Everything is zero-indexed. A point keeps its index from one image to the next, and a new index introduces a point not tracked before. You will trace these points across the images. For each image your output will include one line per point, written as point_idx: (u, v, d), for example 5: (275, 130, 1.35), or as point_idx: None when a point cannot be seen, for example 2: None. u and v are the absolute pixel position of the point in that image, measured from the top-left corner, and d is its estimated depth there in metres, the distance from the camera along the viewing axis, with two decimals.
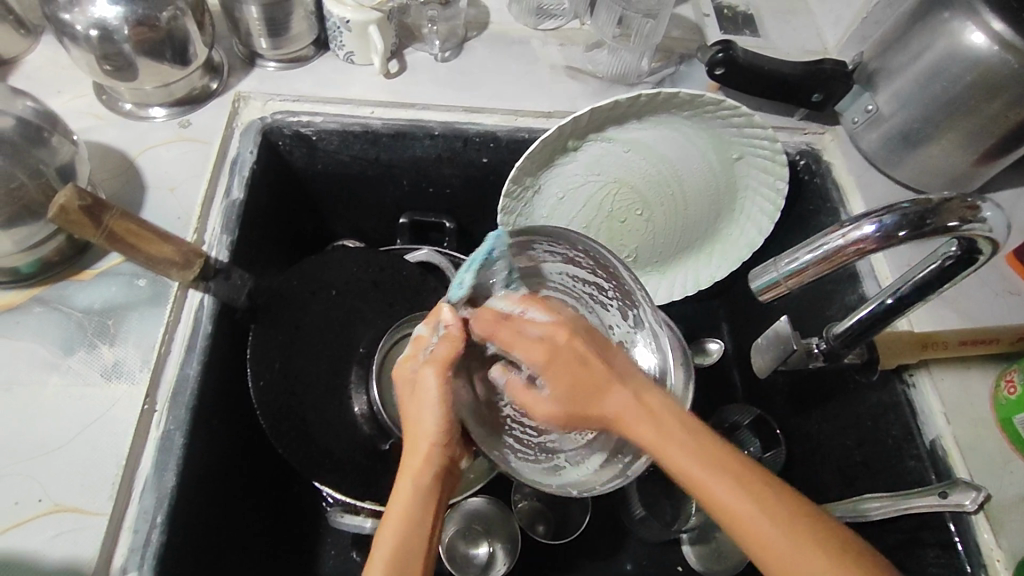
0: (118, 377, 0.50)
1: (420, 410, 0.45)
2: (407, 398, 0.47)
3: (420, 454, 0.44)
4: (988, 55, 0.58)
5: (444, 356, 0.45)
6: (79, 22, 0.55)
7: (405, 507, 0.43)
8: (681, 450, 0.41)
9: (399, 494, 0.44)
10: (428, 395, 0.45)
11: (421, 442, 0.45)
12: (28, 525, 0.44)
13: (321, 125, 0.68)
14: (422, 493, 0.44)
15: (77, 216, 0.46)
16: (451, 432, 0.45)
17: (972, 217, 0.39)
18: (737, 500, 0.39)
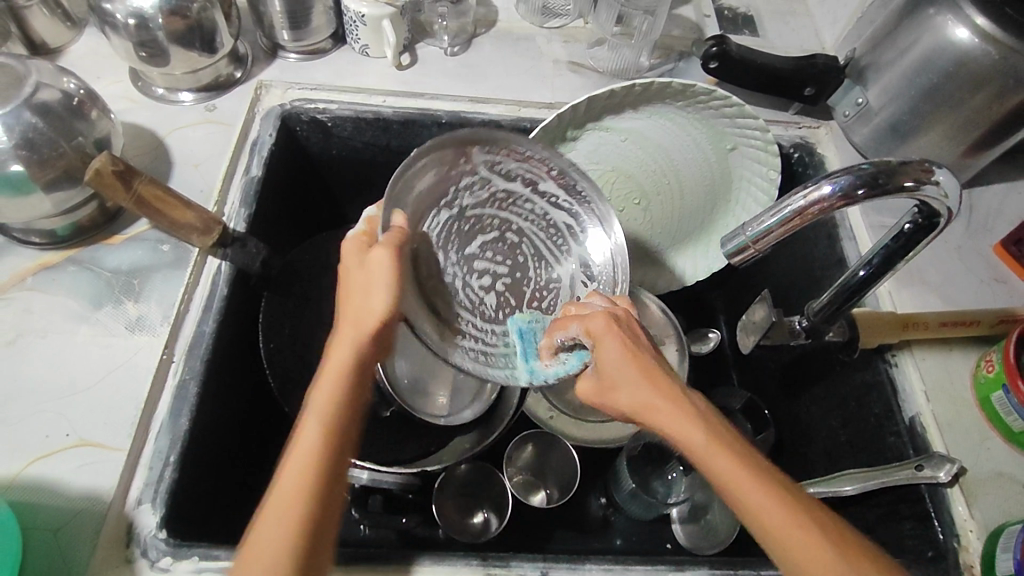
0: (141, 329, 0.55)
1: (354, 286, 0.44)
2: (354, 281, 0.44)
3: (351, 327, 0.43)
4: (970, 48, 0.60)
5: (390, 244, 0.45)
6: (119, 11, 0.60)
7: (331, 385, 0.40)
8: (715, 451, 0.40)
9: (332, 369, 0.41)
10: (374, 273, 0.44)
11: (369, 315, 0.43)
12: (56, 455, 0.48)
13: (336, 112, 0.72)
14: (344, 373, 0.41)
15: (110, 179, 0.52)
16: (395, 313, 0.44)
17: (927, 178, 0.43)
18: (743, 481, 0.39)
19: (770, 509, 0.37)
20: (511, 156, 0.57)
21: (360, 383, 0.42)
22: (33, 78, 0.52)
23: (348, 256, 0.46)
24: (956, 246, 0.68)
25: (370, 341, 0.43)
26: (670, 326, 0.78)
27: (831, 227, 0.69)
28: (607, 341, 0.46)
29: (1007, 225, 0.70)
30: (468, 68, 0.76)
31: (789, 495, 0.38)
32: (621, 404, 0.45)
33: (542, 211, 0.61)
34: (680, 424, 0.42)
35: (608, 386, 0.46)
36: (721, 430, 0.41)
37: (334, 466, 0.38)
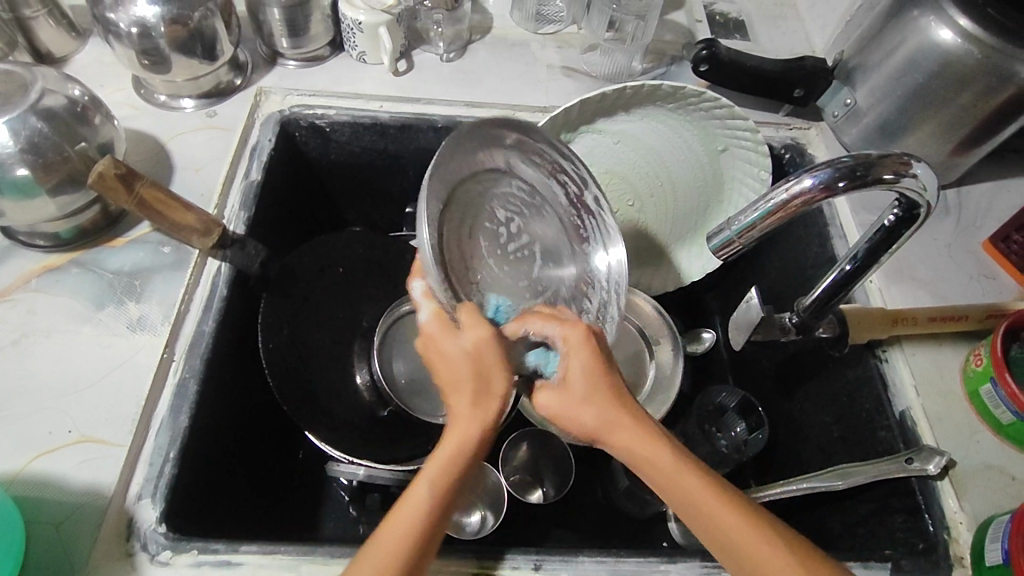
0: (142, 329, 0.56)
1: (456, 366, 0.46)
2: (450, 362, 0.47)
3: (470, 402, 0.46)
4: (953, 48, 0.61)
5: (482, 326, 0.46)
6: (122, 20, 0.62)
7: (448, 459, 0.44)
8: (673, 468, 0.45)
9: (444, 446, 0.45)
10: (482, 356, 0.46)
11: (464, 385, 0.46)
12: (60, 451, 0.49)
13: (334, 117, 0.73)
14: (459, 455, 0.45)
15: (112, 182, 0.53)
16: (490, 376, 0.46)
17: (905, 171, 0.44)
18: (703, 493, 0.44)
19: (732, 524, 0.43)
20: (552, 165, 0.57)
21: (476, 456, 0.45)
22: (38, 85, 0.54)
23: (432, 336, 0.48)
24: (946, 244, 0.69)
25: (491, 412, 0.46)
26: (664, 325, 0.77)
27: (821, 226, 0.69)
28: (574, 357, 0.48)
29: (996, 223, 0.71)
30: (464, 74, 0.78)
31: (736, 498, 0.44)
32: (586, 416, 0.48)
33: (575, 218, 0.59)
34: (647, 448, 0.46)
35: (574, 400, 0.48)
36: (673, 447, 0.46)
37: (440, 517, 0.43)
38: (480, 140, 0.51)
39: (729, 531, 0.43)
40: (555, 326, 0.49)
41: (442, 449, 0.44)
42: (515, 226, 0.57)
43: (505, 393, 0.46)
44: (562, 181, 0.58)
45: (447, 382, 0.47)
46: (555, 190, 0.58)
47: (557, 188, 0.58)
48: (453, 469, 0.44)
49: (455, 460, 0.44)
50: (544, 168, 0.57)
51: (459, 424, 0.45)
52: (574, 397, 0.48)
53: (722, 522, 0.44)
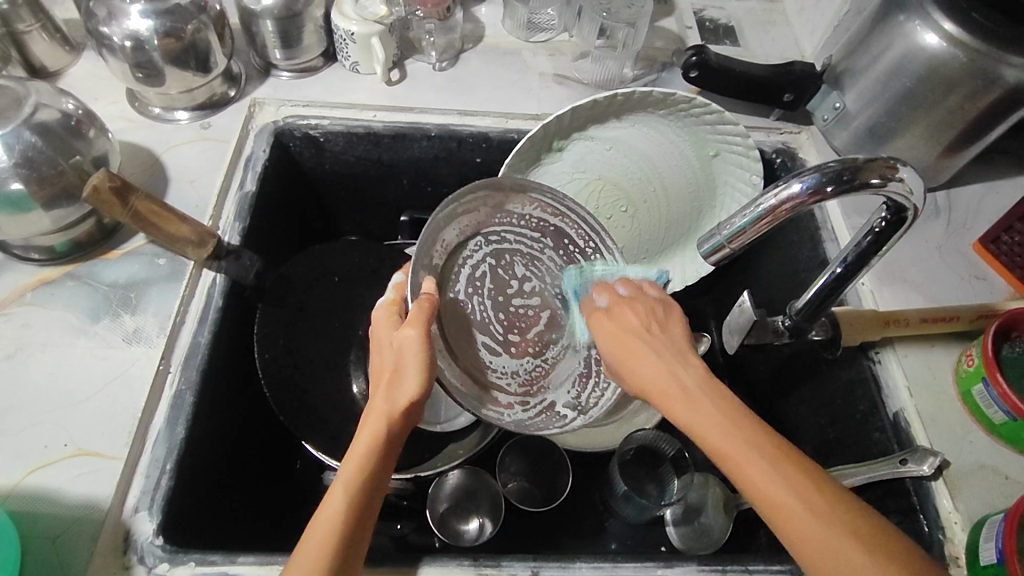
0: (138, 341, 0.56)
1: (385, 358, 0.47)
2: (386, 356, 0.47)
3: (386, 392, 0.45)
4: (938, 52, 0.62)
5: (420, 325, 0.46)
6: (116, 34, 0.62)
7: (366, 450, 0.42)
8: (715, 428, 0.42)
9: (362, 438, 0.43)
10: (406, 353, 0.46)
11: (383, 378, 0.46)
12: (56, 464, 0.50)
13: (328, 127, 0.74)
14: (377, 445, 0.43)
15: (107, 195, 0.53)
16: (403, 369, 0.45)
17: (892, 175, 0.45)
18: (742, 452, 0.40)
19: (757, 471, 0.40)
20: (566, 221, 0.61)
21: (393, 446, 0.44)
22: (32, 99, 0.54)
23: (378, 332, 0.49)
24: (936, 245, 0.70)
25: (405, 405, 0.44)
26: None
27: (813, 229, 0.70)
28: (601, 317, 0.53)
29: (986, 224, 0.71)
30: (456, 82, 0.79)
31: (787, 463, 0.40)
32: (636, 361, 0.48)
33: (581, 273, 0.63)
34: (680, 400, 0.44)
35: (626, 346, 0.49)
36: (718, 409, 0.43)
37: (365, 510, 0.41)
38: (494, 202, 0.59)
39: (750, 480, 0.40)
40: (600, 296, 0.55)
41: (359, 440, 0.43)
42: (527, 281, 0.63)
43: (421, 384, 0.44)
44: (575, 241, 0.62)
45: (377, 378, 0.47)
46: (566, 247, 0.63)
47: (570, 247, 0.63)
48: (370, 463, 0.42)
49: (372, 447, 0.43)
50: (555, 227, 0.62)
51: (371, 416, 0.44)
52: (627, 344, 0.49)
53: (748, 471, 0.40)
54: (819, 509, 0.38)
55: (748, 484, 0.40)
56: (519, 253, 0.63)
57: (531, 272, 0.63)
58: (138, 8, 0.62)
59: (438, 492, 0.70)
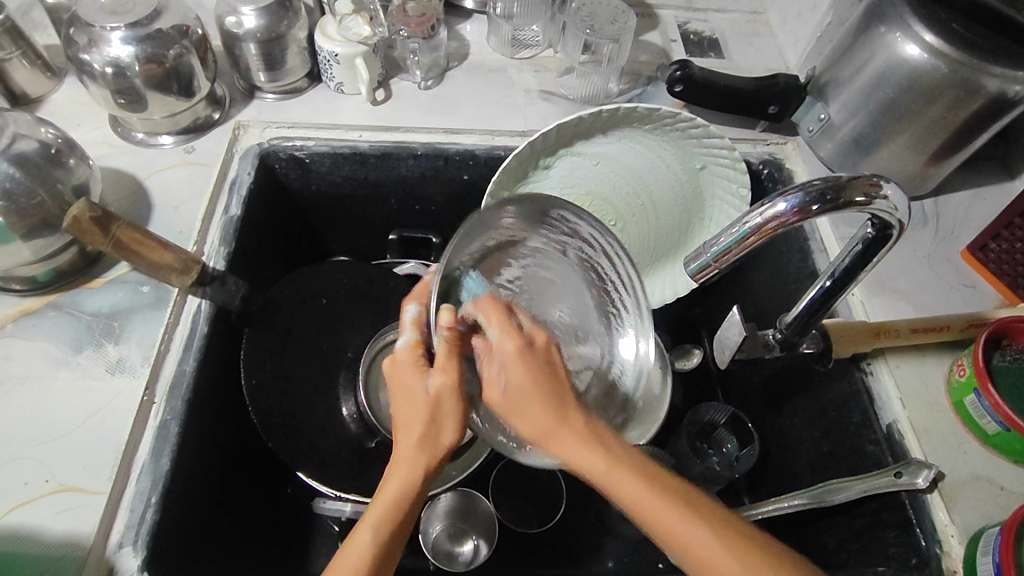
0: (122, 371, 0.55)
1: (416, 405, 0.45)
2: (406, 394, 0.46)
3: (418, 441, 0.44)
4: (920, 63, 0.62)
5: (451, 370, 0.45)
6: (96, 60, 0.62)
7: (396, 500, 0.43)
8: (635, 486, 0.40)
9: (389, 487, 0.43)
10: (442, 401, 0.45)
11: (414, 422, 0.45)
12: (37, 501, 0.49)
13: (314, 148, 0.73)
14: (415, 485, 0.43)
15: (87, 225, 0.53)
16: (435, 416, 0.45)
17: (876, 192, 0.46)
18: (655, 507, 0.40)
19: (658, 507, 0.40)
20: (560, 235, 0.54)
21: (424, 490, 0.44)
22: (11, 129, 0.54)
23: (403, 373, 0.47)
24: (925, 254, 0.69)
25: (440, 454, 0.45)
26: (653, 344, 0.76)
27: (802, 240, 0.70)
28: (505, 342, 0.45)
29: (973, 232, 0.71)
30: (442, 101, 0.78)
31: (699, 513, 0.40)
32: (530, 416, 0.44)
33: (601, 293, 0.57)
34: (571, 443, 0.42)
35: (507, 405, 0.45)
36: (626, 460, 0.42)
37: (391, 542, 0.42)
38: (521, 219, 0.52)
39: (650, 512, 0.40)
40: (513, 318, 0.48)
41: (390, 482, 0.43)
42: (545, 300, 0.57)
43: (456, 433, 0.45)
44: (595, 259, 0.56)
45: (402, 417, 0.46)
46: (580, 258, 0.56)
47: (588, 264, 0.56)
48: (405, 503, 0.43)
49: (403, 493, 0.43)
50: (573, 243, 0.55)
51: (402, 463, 0.44)
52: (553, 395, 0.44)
53: (646, 506, 0.40)
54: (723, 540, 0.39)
55: (637, 515, 0.40)
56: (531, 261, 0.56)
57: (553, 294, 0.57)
58: (118, 34, 0.62)
59: (430, 515, 0.69)
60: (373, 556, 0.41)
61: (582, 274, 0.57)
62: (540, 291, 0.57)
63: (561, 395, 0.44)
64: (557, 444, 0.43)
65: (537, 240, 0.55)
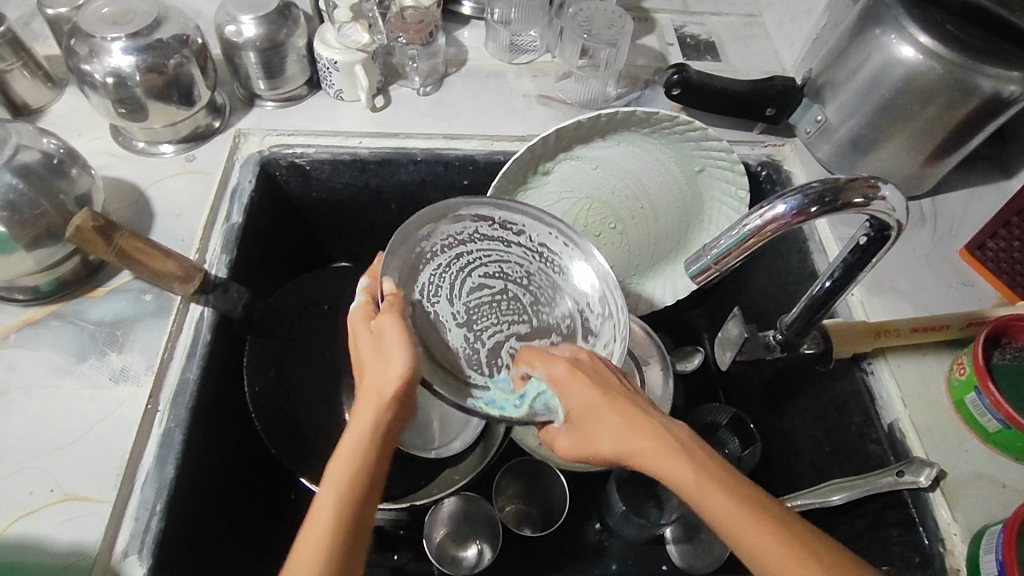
0: (125, 380, 0.55)
1: (365, 351, 0.46)
2: (364, 352, 0.46)
3: (369, 390, 0.44)
4: (916, 64, 0.62)
5: (391, 307, 0.47)
6: (98, 71, 0.62)
7: (355, 451, 0.41)
8: (719, 499, 0.40)
9: (348, 438, 0.42)
10: (383, 336, 0.45)
11: (368, 375, 0.45)
12: (43, 511, 0.49)
13: (314, 155, 0.74)
14: (377, 435, 0.42)
15: (90, 235, 0.53)
16: (385, 359, 0.44)
17: (873, 193, 0.46)
18: (738, 518, 0.39)
19: (743, 520, 0.39)
20: (475, 221, 0.59)
21: (384, 443, 0.43)
22: (13, 141, 0.54)
23: (353, 332, 0.48)
24: (923, 253, 0.70)
25: (391, 395, 0.43)
26: (653, 350, 0.76)
27: (800, 242, 0.70)
28: (558, 375, 0.48)
29: (971, 232, 0.72)
30: (441, 107, 0.79)
31: (779, 523, 0.39)
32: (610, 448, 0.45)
33: (546, 256, 0.60)
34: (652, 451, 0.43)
35: (585, 436, 0.47)
36: (718, 479, 0.41)
37: (363, 499, 0.40)
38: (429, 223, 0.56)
39: (737, 527, 0.39)
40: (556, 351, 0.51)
41: (351, 430, 0.42)
42: (494, 280, 0.59)
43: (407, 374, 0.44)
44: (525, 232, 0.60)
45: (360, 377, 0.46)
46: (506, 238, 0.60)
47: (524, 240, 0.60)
48: (365, 453, 0.41)
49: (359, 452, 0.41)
50: (499, 218, 0.59)
51: (359, 416, 0.43)
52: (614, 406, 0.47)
53: (738, 524, 0.39)
54: (800, 553, 0.38)
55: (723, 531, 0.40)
56: (463, 249, 0.58)
57: (499, 274, 0.60)
58: (119, 45, 0.62)
59: (434, 520, 0.69)
60: (340, 508, 0.39)
61: (523, 250, 0.60)
62: (494, 279, 0.59)
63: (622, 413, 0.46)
64: (638, 457, 0.44)
65: (456, 233, 0.58)
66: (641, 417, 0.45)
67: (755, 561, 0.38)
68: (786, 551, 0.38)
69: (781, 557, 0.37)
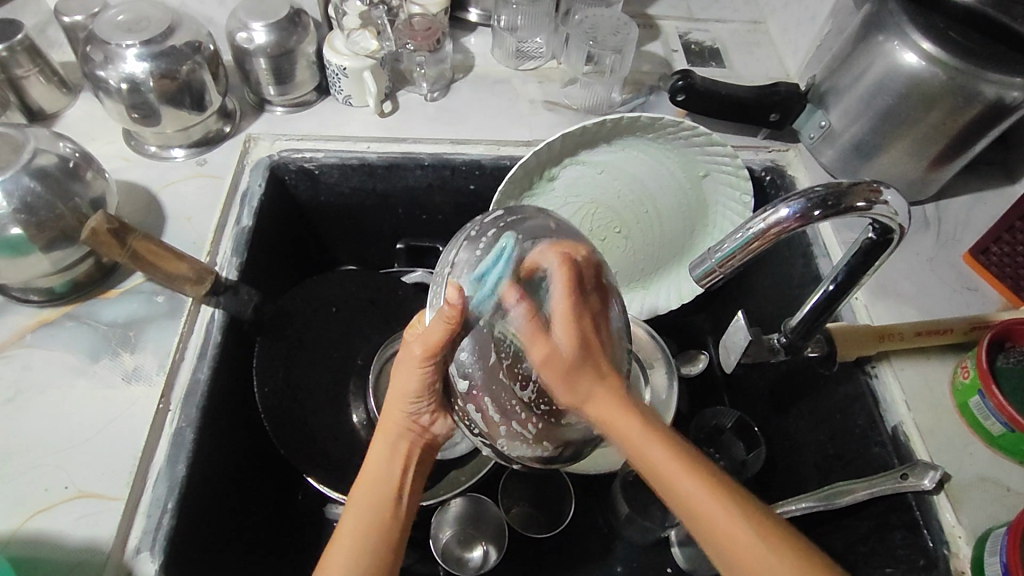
0: (137, 379, 0.56)
1: (397, 395, 0.45)
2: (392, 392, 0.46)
3: (388, 435, 0.47)
4: (919, 70, 0.63)
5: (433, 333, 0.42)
6: (112, 77, 0.64)
7: (380, 481, 0.45)
8: (653, 445, 0.41)
9: (371, 476, 0.46)
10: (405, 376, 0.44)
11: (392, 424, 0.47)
12: (57, 508, 0.50)
13: (323, 160, 0.75)
14: (396, 468, 0.46)
15: (105, 237, 0.54)
16: (409, 405, 0.45)
17: (876, 197, 0.47)
18: (670, 467, 0.41)
19: (684, 476, 0.40)
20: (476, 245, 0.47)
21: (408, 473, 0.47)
22: (31, 145, 0.55)
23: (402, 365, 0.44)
24: (927, 258, 0.70)
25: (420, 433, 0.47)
26: (658, 350, 0.77)
27: (805, 246, 0.71)
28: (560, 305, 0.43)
29: (974, 236, 0.72)
30: (448, 112, 0.80)
31: (712, 476, 0.40)
32: (574, 371, 0.43)
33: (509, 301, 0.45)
34: (603, 402, 0.43)
35: (570, 375, 0.43)
36: (656, 432, 0.42)
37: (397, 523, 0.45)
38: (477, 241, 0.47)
39: (675, 484, 0.40)
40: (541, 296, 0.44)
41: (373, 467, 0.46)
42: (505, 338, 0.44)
43: (434, 404, 0.46)
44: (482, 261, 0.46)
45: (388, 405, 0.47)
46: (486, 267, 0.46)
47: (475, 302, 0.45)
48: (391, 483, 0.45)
49: (385, 490, 0.45)
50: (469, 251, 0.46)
51: (378, 452, 0.47)
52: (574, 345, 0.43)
53: (676, 479, 0.40)
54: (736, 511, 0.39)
55: (649, 471, 0.41)
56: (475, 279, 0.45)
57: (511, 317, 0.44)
58: (134, 51, 0.63)
59: (440, 521, 0.70)
60: (367, 524, 0.43)
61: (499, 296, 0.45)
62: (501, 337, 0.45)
63: (595, 359, 0.44)
64: (591, 408, 0.43)
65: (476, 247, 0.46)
66: (609, 378, 0.44)
67: (682, 505, 0.40)
68: (705, 493, 0.40)
69: (702, 503, 0.39)
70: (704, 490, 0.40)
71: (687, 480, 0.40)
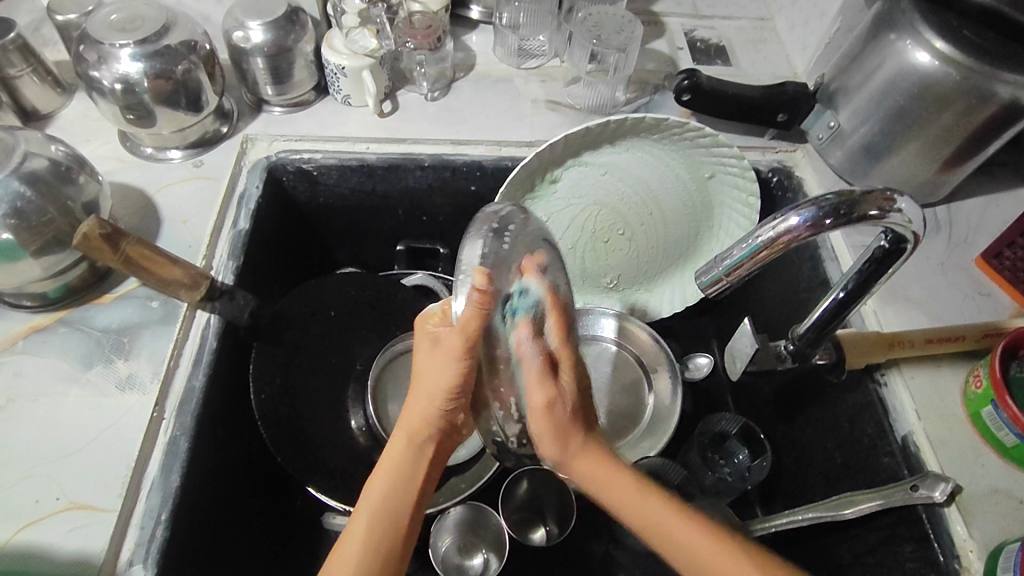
0: (131, 387, 0.55)
1: (429, 386, 0.44)
2: (423, 382, 0.44)
3: (407, 433, 0.45)
4: (931, 70, 0.61)
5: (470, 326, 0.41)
6: (106, 77, 0.62)
7: (394, 478, 0.44)
8: (641, 498, 0.44)
9: (386, 472, 0.44)
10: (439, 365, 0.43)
11: (416, 421, 0.44)
12: (48, 519, 0.49)
13: (321, 161, 0.73)
14: (410, 468, 0.44)
15: (97, 242, 0.53)
16: (446, 401, 0.44)
17: (890, 205, 0.45)
18: (664, 523, 0.43)
19: (683, 533, 0.42)
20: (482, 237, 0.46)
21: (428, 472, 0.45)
22: (22, 148, 0.54)
23: (435, 358, 0.43)
24: (938, 262, 0.69)
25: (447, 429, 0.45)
26: (662, 353, 0.75)
27: (812, 250, 0.69)
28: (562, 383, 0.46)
29: (986, 239, 0.70)
30: (449, 112, 0.78)
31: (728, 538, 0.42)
32: (552, 448, 0.45)
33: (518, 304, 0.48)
34: (589, 462, 0.45)
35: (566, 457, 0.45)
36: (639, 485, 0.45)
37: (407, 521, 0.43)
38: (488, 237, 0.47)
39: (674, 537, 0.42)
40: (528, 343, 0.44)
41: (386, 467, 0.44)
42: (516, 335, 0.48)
43: (465, 400, 0.44)
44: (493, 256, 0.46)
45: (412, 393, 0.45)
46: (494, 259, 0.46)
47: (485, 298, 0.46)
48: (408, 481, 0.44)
49: (403, 487, 0.44)
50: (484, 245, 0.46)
51: (393, 450, 0.45)
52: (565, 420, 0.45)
53: (676, 536, 0.42)
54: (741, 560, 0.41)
55: (637, 525, 0.44)
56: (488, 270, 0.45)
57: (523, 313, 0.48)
58: (128, 51, 0.62)
59: (440, 529, 0.68)
60: (376, 522, 0.42)
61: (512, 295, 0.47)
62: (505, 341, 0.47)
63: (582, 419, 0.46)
64: (576, 471, 0.45)
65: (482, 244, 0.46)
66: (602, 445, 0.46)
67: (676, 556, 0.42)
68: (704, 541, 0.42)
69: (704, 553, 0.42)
70: (709, 542, 0.42)
71: (684, 525, 0.43)
